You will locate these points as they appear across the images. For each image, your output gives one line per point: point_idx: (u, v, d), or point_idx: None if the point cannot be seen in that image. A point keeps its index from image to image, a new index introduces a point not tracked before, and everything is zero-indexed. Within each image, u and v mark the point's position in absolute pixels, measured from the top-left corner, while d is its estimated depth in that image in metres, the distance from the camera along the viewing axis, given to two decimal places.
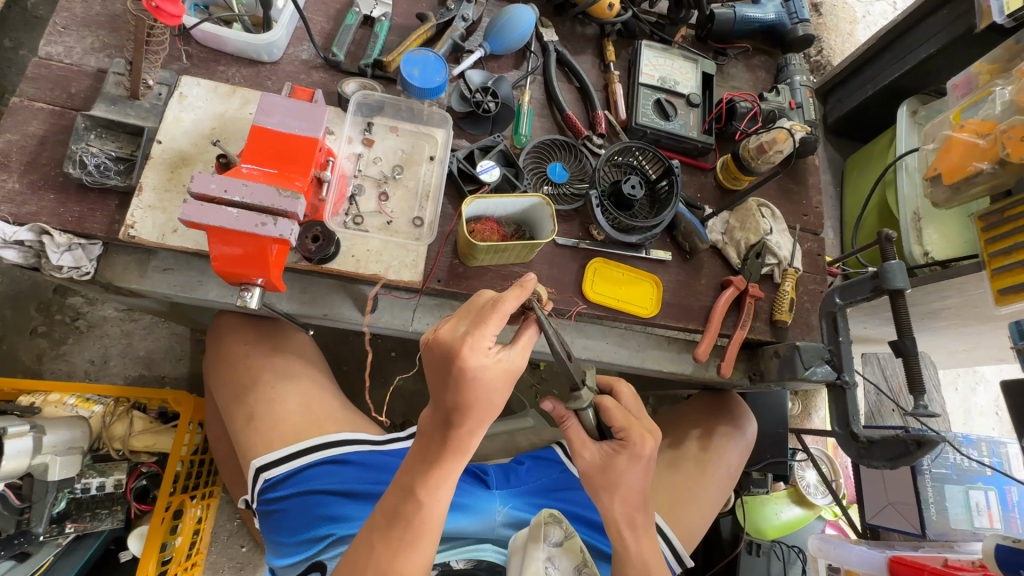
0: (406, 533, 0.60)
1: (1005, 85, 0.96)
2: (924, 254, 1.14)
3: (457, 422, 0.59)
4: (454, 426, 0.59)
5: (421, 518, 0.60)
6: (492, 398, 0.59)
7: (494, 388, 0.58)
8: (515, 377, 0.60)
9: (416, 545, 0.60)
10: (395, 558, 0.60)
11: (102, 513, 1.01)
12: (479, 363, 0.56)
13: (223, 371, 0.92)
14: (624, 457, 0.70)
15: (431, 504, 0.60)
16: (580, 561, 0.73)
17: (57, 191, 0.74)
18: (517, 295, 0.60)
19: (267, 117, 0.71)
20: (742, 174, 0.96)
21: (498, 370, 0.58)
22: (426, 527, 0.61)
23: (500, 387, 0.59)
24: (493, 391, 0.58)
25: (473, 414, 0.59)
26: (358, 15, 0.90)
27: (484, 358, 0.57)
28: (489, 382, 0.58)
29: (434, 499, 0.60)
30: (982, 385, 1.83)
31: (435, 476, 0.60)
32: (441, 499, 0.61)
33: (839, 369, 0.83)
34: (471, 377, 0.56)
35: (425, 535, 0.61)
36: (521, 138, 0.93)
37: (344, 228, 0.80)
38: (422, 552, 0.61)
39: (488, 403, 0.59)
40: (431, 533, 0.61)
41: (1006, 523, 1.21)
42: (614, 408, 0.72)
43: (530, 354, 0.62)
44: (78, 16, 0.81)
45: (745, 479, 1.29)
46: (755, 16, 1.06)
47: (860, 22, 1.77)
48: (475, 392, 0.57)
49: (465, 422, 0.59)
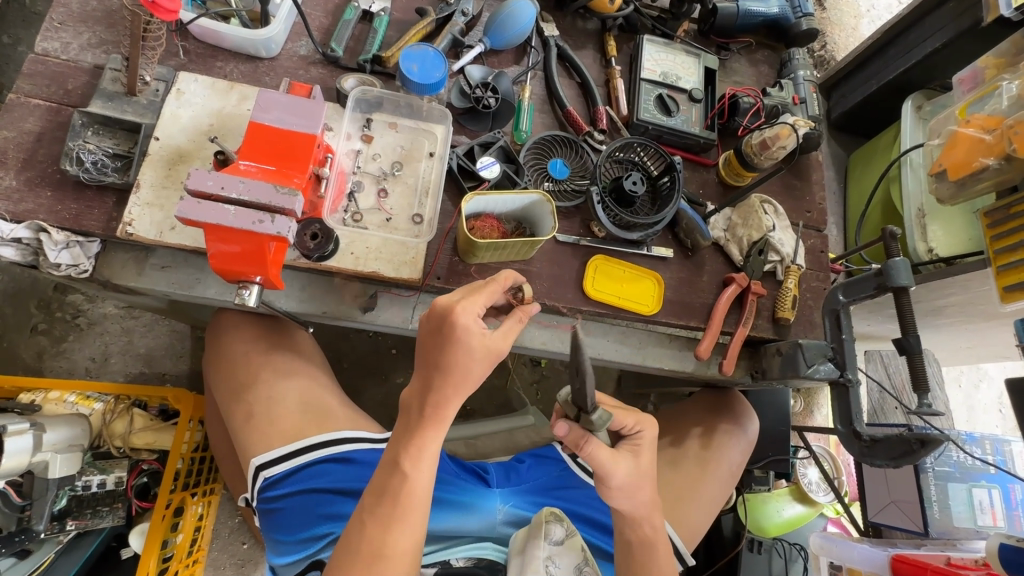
0: (394, 508, 0.60)
1: (1013, 79, 0.95)
2: (928, 251, 1.12)
3: (437, 386, 0.61)
4: (433, 392, 0.61)
5: (408, 490, 0.61)
6: (473, 366, 0.61)
7: (477, 357, 0.61)
8: (497, 356, 0.62)
9: (405, 520, 0.60)
10: (386, 534, 0.60)
11: (103, 510, 1.01)
12: (464, 323, 0.60)
13: (224, 369, 0.91)
14: (644, 450, 0.73)
15: (415, 473, 0.61)
16: (582, 559, 0.73)
17: (54, 188, 0.73)
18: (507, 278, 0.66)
19: (265, 114, 0.70)
20: (744, 171, 0.95)
21: (484, 340, 0.61)
22: (413, 499, 0.61)
23: (481, 359, 0.61)
24: (476, 360, 0.61)
25: (454, 379, 0.61)
26: (356, 10, 0.89)
27: (475, 322, 0.60)
28: (472, 348, 0.60)
29: (419, 469, 0.61)
30: (986, 382, 1.82)
31: (414, 445, 0.62)
32: (426, 470, 0.62)
33: (841, 367, 0.82)
34: (457, 338, 0.60)
35: (414, 508, 0.61)
36: (522, 134, 0.91)
37: (343, 225, 0.79)
38: (411, 527, 0.61)
39: (468, 372, 0.61)
40: (419, 508, 0.62)
41: (1009, 521, 1.21)
42: (622, 410, 0.73)
43: (518, 338, 0.65)
44: (74, 12, 0.80)
45: (747, 477, 1.31)
46: (759, 10, 1.05)
47: (864, 16, 1.75)
48: (459, 354, 0.60)
49: (444, 389, 0.61)
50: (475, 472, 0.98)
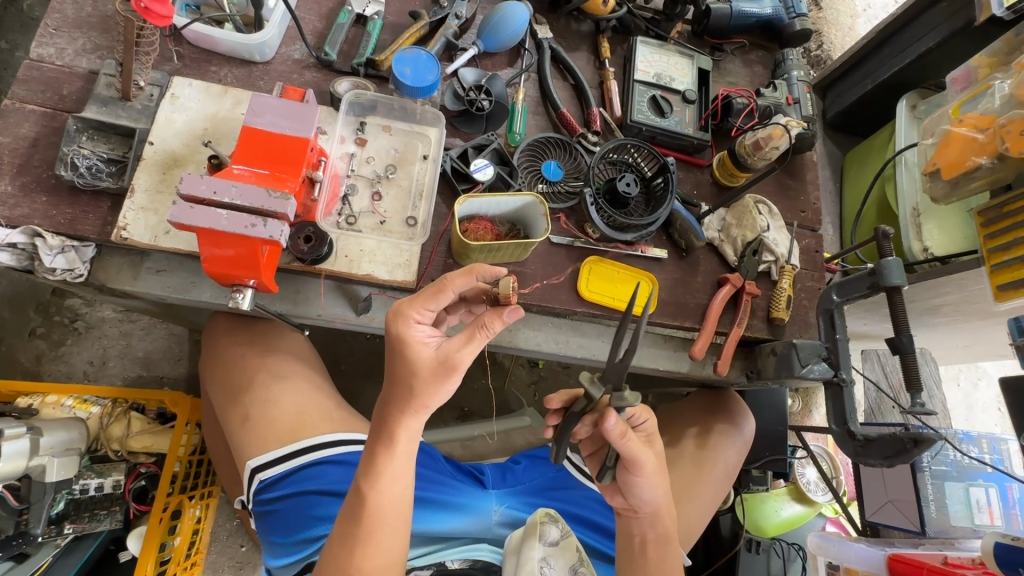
0: (357, 529, 0.63)
1: (1005, 78, 0.95)
2: (923, 250, 1.13)
3: (389, 396, 0.64)
4: (387, 402, 0.64)
5: (370, 513, 0.63)
6: (413, 379, 0.61)
7: (415, 366, 0.61)
8: (444, 365, 0.60)
9: (371, 540, 0.63)
10: (352, 555, 0.63)
11: (100, 513, 1.01)
12: (397, 330, 0.62)
13: (220, 372, 0.92)
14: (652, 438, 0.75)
15: (373, 495, 0.63)
16: (576, 560, 0.74)
17: (50, 193, 0.74)
18: (465, 276, 0.62)
19: (257, 117, 0.70)
20: (738, 171, 0.95)
21: (423, 347, 0.62)
22: (376, 519, 0.63)
23: (422, 369, 0.61)
24: (415, 371, 0.61)
25: (403, 392, 0.62)
26: (350, 14, 0.89)
27: (409, 330, 0.62)
28: (408, 356, 0.62)
29: (376, 491, 0.63)
30: (984, 381, 1.82)
31: (368, 465, 0.64)
32: (384, 491, 0.63)
33: (835, 367, 0.82)
34: (394, 346, 0.62)
35: (379, 526, 0.63)
36: (515, 136, 0.92)
37: (337, 228, 0.80)
38: (378, 545, 0.64)
39: (408, 384, 0.62)
40: (386, 526, 0.64)
41: (1007, 520, 1.21)
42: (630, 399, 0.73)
43: (471, 348, 0.61)
44: (69, 18, 0.81)
45: (745, 476, 1.31)
46: (752, 11, 1.05)
47: (860, 16, 1.75)
48: (401, 365, 0.62)
49: (393, 400, 0.63)
50: (471, 474, 0.98)
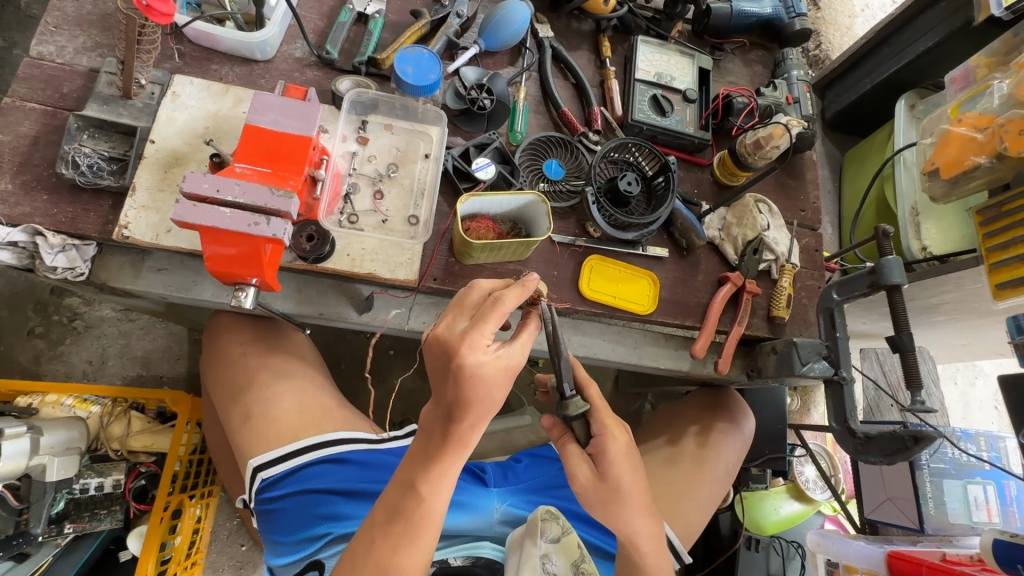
0: (407, 526, 0.60)
1: (1004, 78, 0.96)
2: (921, 249, 1.13)
3: (459, 417, 0.58)
4: (455, 421, 0.59)
5: (422, 512, 0.60)
6: (492, 395, 0.58)
7: (495, 386, 0.58)
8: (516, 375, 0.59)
9: (415, 540, 0.60)
10: (394, 551, 0.60)
11: (101, 513, 1.01)
12: (475, 362, 0.56)
13: (221, 370, 0.91)
14: (613, 458, 0.70)
15: (430, 499, 0.60)
16: (578, 558, 0.72)
17: (50, 191, 0.73)
18: (519, 292, 0.59)
19: (260, 116, 0.70)
20: (738, 170, 0.95)
21: (499, 366, 0.57)
22: (426, 521, 0.60)
23: (502, 383, 0.58)
24: (493, 388, 0.58)
25: (476, 410, 0.58)
26: (351, 12, 0.89)
27: (483, 354, 0.57)
28: (488, 380, 0.57)
29: (435, 494, 0.60)
30: (982, 380, 1.83)
31: (436, 470, 0.60)
32: (441, 494, 0.61)
33: (836, 365, 0.82)
34: (471, 377, 0.56)
35: (426, 530, 0.61)
36: (516, 135, 0.92)
37: (340, 227, 0.80)
38: (422, 546, 0.61)
39: (489, 400, 0.58)
40: (433, 527, 0.61)
41: (1003, 518, 1.22)
42: (603, 411, 0.72)
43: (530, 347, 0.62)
44: (69, 15, 0.81)
45: (744, 475, 1.31)
46: (752, 10, 1.05)
47: (859, 16, 1.76)
48: (478, 391, 0.57)
49: (467, 418, 0.59)
50: (473, 472, 0.98)
